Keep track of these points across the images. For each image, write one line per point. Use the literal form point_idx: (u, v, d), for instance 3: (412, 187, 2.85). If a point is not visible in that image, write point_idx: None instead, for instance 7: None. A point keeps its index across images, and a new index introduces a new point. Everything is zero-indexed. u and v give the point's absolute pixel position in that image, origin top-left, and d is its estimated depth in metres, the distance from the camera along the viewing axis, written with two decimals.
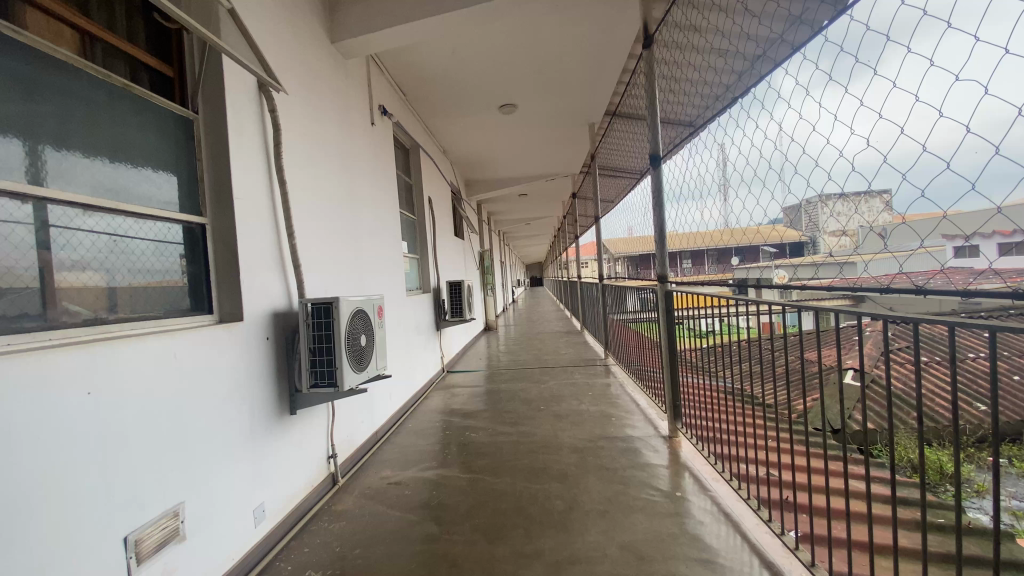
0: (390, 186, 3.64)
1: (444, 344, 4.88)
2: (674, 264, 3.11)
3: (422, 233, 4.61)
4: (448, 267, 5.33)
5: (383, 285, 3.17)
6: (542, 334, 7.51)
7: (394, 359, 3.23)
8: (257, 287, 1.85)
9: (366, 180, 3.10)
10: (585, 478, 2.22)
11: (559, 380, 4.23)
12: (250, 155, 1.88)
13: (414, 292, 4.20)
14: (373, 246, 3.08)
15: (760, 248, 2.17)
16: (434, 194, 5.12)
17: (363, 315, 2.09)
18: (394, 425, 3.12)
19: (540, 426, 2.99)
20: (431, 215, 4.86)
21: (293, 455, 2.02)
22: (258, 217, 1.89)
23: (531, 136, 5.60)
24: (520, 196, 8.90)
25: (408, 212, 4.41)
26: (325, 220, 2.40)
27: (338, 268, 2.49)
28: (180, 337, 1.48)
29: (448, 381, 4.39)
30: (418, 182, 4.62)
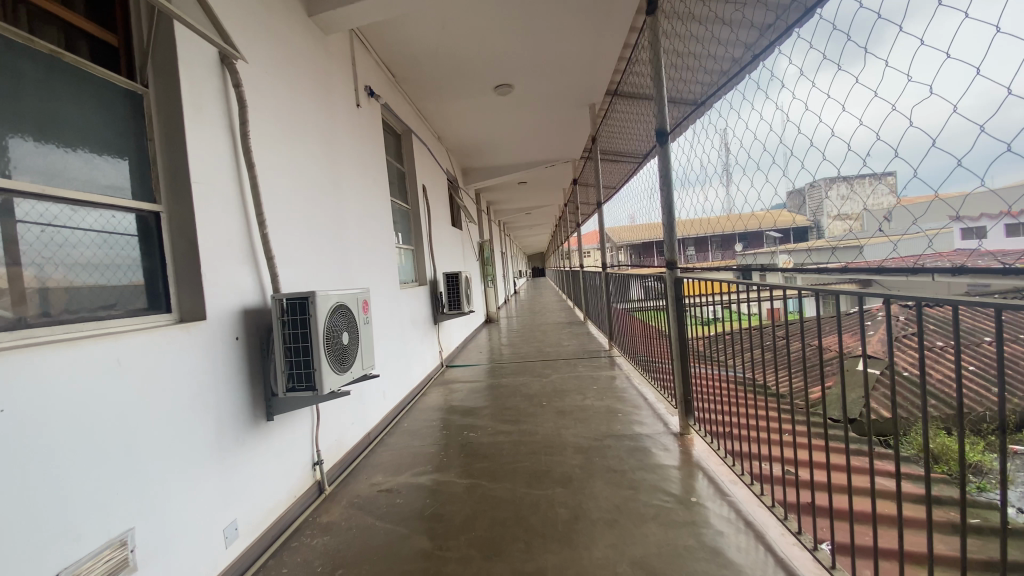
0: (379, 173, 3.43)
1: (443, 338, 4.70)
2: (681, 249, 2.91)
3: (416, 223, 4.41)
4: (445, 257, 5.13)
5: (373, 278, 2.97)
6: (546, 325, 7.32)
7: (387, 356, 3.04)
8: (224, 282, 1.67)
9: (352, 165, 2.89)
10: (591, 483, 2.04)
11: (563, 374, 4.04)
12: (211, 136, 1.69)
13: (409, 284, 4.01)
14: (360, 236, 2.87)
15: (759, 234, 2.01)
16: (429, 182, 4.91)
17: (343, 310, 1.90)
18: (388, 425, 2.94)
19: (543, 424, 2.80)
20: (426, 204, 4.65)
21: (273, 463, 1.86)
22: (222, 204, 1.70)
23: (529, 120, 5.38)
24: (520, 184, 8.67)
25: (400, 201, 4.21)
26: (303, 209, 2.20)
27: (319, 260, 2.29)
28: (128, 340, 1.30)
29: (447, 377, 4.22)
30: (411, 169, 4.40)
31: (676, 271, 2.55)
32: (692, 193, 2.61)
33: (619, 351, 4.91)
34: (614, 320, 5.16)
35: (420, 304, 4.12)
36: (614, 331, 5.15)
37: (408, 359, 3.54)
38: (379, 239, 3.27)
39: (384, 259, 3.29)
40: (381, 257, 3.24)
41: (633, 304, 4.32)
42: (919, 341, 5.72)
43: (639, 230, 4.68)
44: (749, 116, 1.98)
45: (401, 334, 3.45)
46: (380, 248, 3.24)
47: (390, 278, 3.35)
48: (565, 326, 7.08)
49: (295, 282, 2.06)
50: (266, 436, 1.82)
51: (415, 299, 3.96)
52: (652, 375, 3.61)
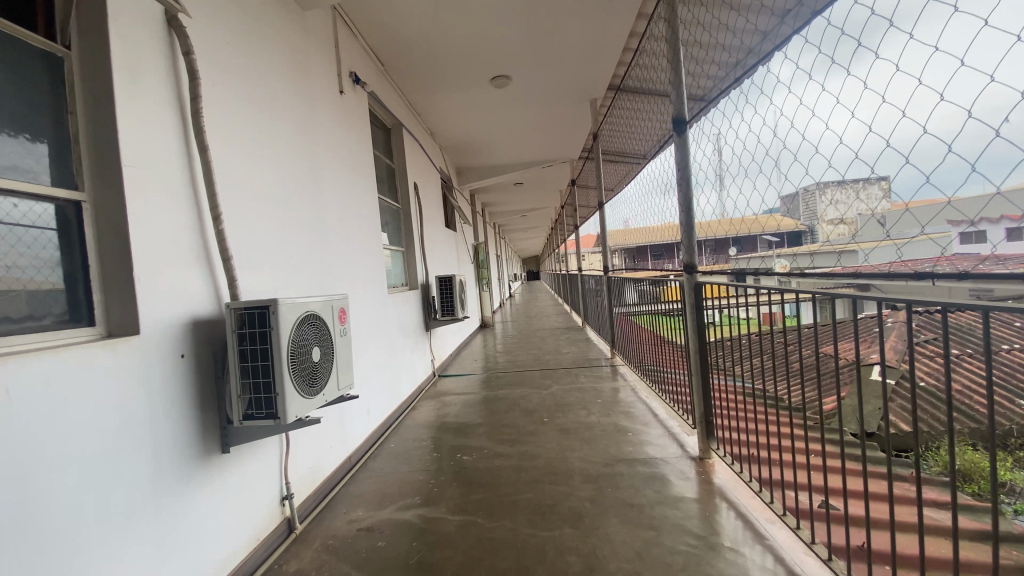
0: (365, 167, 3.14)
1: (435, 346, 4.40)
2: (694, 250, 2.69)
3: (406, 222, 4.11)
4: (438, 260, 4.83)
5: (355, 282, 2.66)
6: (543, 331, 7.03)
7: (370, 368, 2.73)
8: (166, 287, 1.38)
9: (333, 157, 2.59)
10: (605, 521, 1.76)
11: (563, 385, 3.76)
12: (153, 111, 1.39)
13: (398, 289, 3.72)
14: (341, 235, 2.57)
15: (758, 238, 1.97)
16: (421, 180, 4.62)
17: (314, 321, 1.61)
18: (373, 445, 2.65)
19: (545, 445, 2.51)
20: (418, 203, 4.35)
21: (232, 503, 1.56)
22: (166, 194, 1.41)
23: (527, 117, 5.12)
24: (516, 185, 8.39)
25: (390, 200, 3.92)
26: (269, 201, 1.89)
27: (287, 261, 1.98)
28: (24, 366, 0.99)
29: (439, 388, 3.92)
30: (401, 165, 4.11)
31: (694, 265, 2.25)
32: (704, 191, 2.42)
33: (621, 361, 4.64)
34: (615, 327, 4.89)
35: (410, 310, 3.82)
36: (616, 338, 4.89)
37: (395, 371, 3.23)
38: (365, 239, 2.97)
39: (369, 262, 2.99)
40: (366, 258, 2.94)
41: (636, 309, 4.07)
42: (929, 348, 5.49)
43: (641, 232, 4.41)
44: (751, 117, 1.95)
45: (388, 343, 3.13)
46: (365, 249, 2.93)
47: (376, 282, 3.05)
48: (562, 332, 6.79)
49: (256, 287, 1.75)
50: (219, 471, 1.52)
51: (404, 305, 3.66)
52: (661, 389, 3.33)
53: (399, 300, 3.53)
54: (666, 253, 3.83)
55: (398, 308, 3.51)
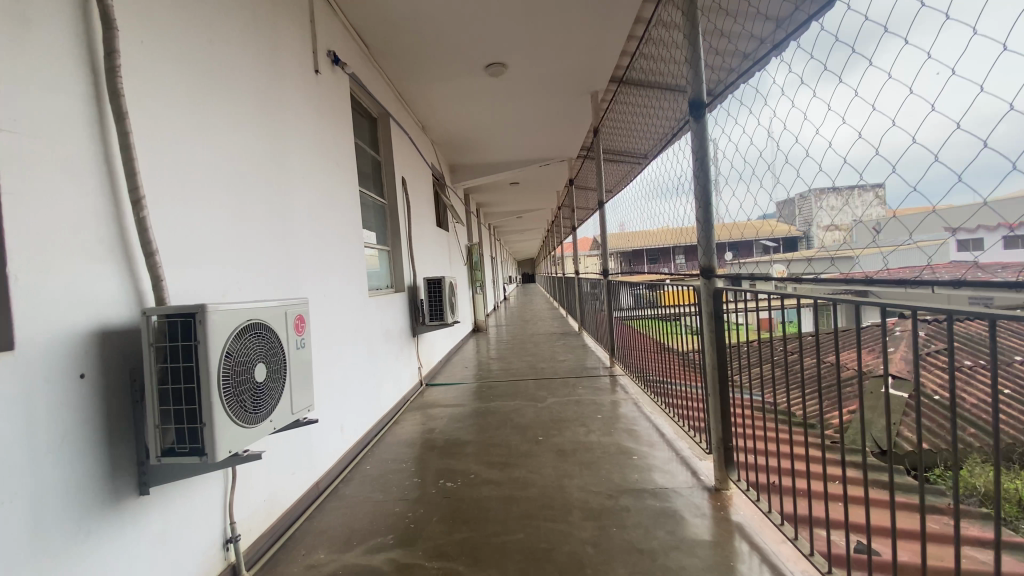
0: (345, 158, 2.84)
1: (422, 352, 4.10)
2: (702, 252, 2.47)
3: (392, 219, 3.80)
4: (427, 260, 4.53)
5: (326, 283, 2.35)
6: (538, 336, 6.74)
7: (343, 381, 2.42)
8: (55, 289, 1.06)
9: (304, 142, 2.29)
10: (610, 574, 1.47)
11: (560, 397, 3.47)
12: (50, 66, 1.10)
13: (381, 291, 3.41)
14: (310, 231, 2.27)
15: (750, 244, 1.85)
16: (410, 175, 4.32)
17: (259, 332, 1.32)
18: (346, 468, 2.36)
19: (540, 471, 2.22)
20: (406, 199, 4.05)
21: (153, 555, 1.27)
22: (64, 172, 1.11)
23: (523, 110, 4.85)
24: (512, 184, 8.10)
25: (374, 195, 3.62)
26: (213, 189, 1.59)
27: (234, 259, 1.67)
28: None
29: (426, 398, 3.62)
30: (388, 158, 3.81)
31: (712, 262, 1.94)
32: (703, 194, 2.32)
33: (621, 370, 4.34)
34: (614, 335, 4.60)
35: (395, 315, 3.51)
36: (615, 345, 4.61)
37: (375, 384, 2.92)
38: (342, 236, 2.67)
39: (346, 261, 2.68)
40: (342, 257, 2.63)
41: (636, 314, 3.81)
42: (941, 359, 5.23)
43: (643, 235, 4.13)
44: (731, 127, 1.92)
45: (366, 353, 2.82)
46: (341, 246, 2.63)
47: (353, 285, 2.75)
48: (558, 338, 6.50)
49: (192, 291, 1.45)
50: (132, 521, 1.21)
51: (388, 309, 3.36)
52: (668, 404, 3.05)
53: (381, 304, 3.21)
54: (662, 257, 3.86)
55: (381, 313, 3.20)
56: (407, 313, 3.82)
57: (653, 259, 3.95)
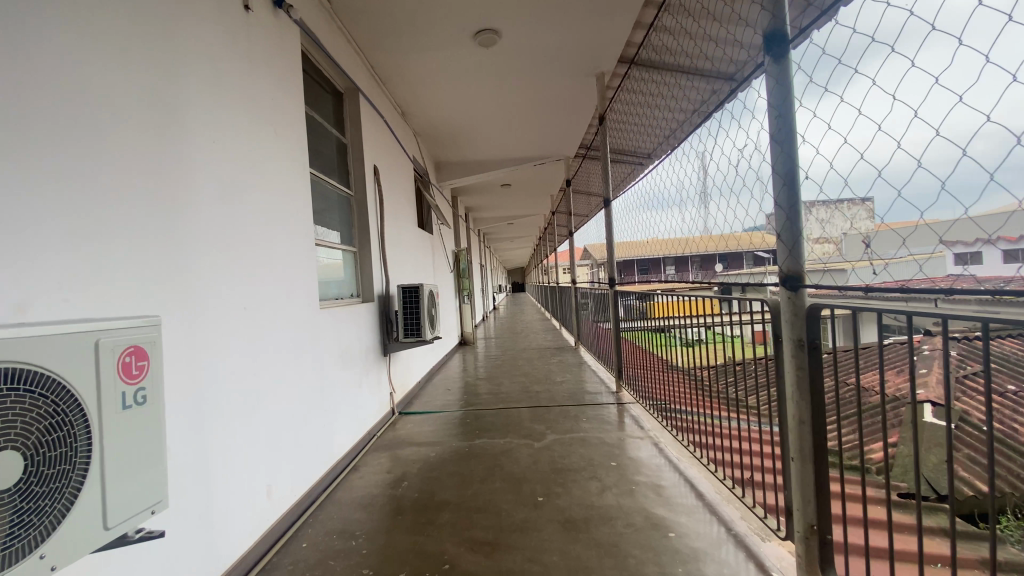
0: (292, 129, 2.20)
1: (395, 373, 3.41)
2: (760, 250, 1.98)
3: (360, 214, 3.14)
4: (404, 264, 3.87)
5: (242, 290, 1.68)
6: (531, 351, 6.07)
7: (259, 426, 1.74)
8: None
9: (220, 95, 1.65)
10: None
11: (562, 431, 2.82)
12: None
13: (340, 301, 2.75)
14: (219, 218, 1.59)
15: None
16: (385, 164, 3.66)
17: (26, 390, 0.69)
18: (268, 549, 1.69)
19: (542, 559, 1.57)
20: (379, 192, 3.40)
21: None
22: None
23: (519, 95, 4.26)
24: (503, 186, 7.47)
25: (337, 184, 2.97)
26: (1, 129, 0.93)
27: (50, 249, 1.00)
28: None
29: (396, 433, 2.94)
30: (355, 140, 3.16)
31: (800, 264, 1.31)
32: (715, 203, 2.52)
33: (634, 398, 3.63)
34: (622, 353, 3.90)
35: (359, 332, 2.84)
36: (622, 367, 3.96)
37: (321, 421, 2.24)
38: (278, 227, 2.00)
39: (282, 260, 2.01)
40: (276, 256, 1.96)
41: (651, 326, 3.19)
42: (979, 382, 4.66)
43: (650, 242, 3.66)
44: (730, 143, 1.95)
45: (307, 383, 2.13)
46: (276, 242, 1.96)
47: (294, 293, 2.09)
48: (553, 353, 5.85)
49: None
50: None
51: (348, 330, 2.68)
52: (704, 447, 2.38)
53: (336, 319, 2.52)
54: (650, 268, 3.98)
55: (337, 330, 2.52)
56: (376, 329, 3.13)
57: (643, 268, 3.95)
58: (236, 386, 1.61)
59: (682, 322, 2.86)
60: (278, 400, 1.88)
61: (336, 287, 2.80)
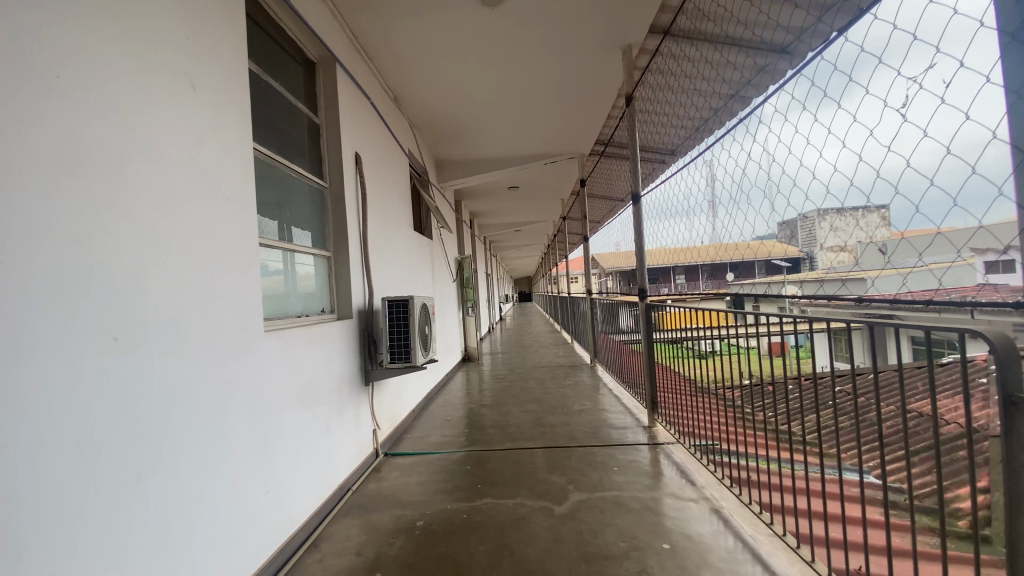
0: (226, 91, 1.62)
1: (380, 406, 2.79)
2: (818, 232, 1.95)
3: (337, 212, 2.55)
4: (395, 273, 3.27)
5: (92, 317, 1.07)
6: (541, 370, 5.44)
7: (118, 532, 1.10)
8: None
9: (60, 10, 1.04)
10: None
11: (589, 487, 2.18)
12: None
13: (302, 320, 2.13)
14: (42, 203, 0.98)
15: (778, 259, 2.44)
16: (372, 155, 3.08)
17: None
18: None
19: None
20: (364, 187, 2.81)
21: None
22: None
23: (530, 75, 3.65)
24: (511, 189, 6.88)
25: (307, 173, 2.38)
26: None
27: None
28: None
29: (376, 488, 2.32)
30: (331, 121, 2.57)
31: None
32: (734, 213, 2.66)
33: (673, 437, 2.88)
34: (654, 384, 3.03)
35: (326, 359, 2.21)
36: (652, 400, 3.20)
37: (253, 492, 1.60)
38: (187, 224, 1.39)
39: (190, 270, 1.40)
40: (181, 264, 1.36)
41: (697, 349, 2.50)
42: None
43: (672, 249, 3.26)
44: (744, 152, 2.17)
45: (225, 445, 1.49)
46: (178, 244, 1.35)
47: (211, 314, 1.48)
48: (566, 372, 5.22)
49: None
50: None
51: (308, 360, 2.04)
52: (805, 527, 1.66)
53: (286, 347, 1.88)
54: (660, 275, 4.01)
55: (287, 362, 1.88)
56: (355, 352, 2.52)
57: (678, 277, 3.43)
58: (61, 479, 0.99)
59: (692, 335, 2.68)
60: (163, 483, 1.24)
61: (298, 302, 2.18)
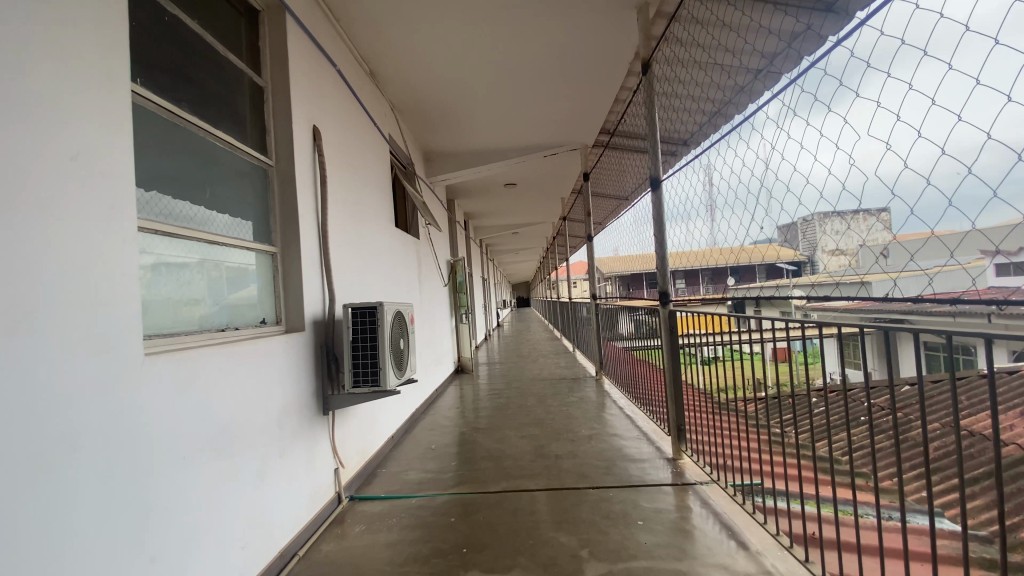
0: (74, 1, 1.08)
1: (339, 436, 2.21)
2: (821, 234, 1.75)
3: (287, 197, 2.01)
4: (371, 274, 2.72)
5: None
6: (542, 383, 4.91)
7: None
8: None
9: None
10: None
11: (608, 555, 1.65)
12: None
13: (219, 335, 1.57)
14: None
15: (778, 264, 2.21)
16: (339, 133, 2.55)
17: None
18: None
19: None
20: (325, 169, 2.27)
21: None
22: None
23: (528, 44, 3.12)
24: (508, 186, 6.36)
25: (244, 147, 1.84)
26: None
27: None
28: None
29: (329, 553, 1.77)
30: (278, 84, 2.04)
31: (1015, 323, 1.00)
32: (733, 215, 2.38)
33: (706, 474, 2.30)
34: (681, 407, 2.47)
35: (258, 388, 1.65)
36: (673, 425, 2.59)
37: None
38: None
39: None
40: None
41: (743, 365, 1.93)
42: None
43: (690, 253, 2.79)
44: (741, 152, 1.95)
45: (85, 532, 1.02)
46: None
47: (31, 337, 0.94)
48: (571, 386, 4.68)
49: None
50: None
51: (225, 393, 1.49)
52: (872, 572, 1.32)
53: (186, 378, 1.33)
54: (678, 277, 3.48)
55: (184, 401, 1.32)
56: (308, 375, 1.97)
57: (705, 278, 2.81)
58: None
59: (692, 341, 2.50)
60: None
61: (221, 312, 1.64)
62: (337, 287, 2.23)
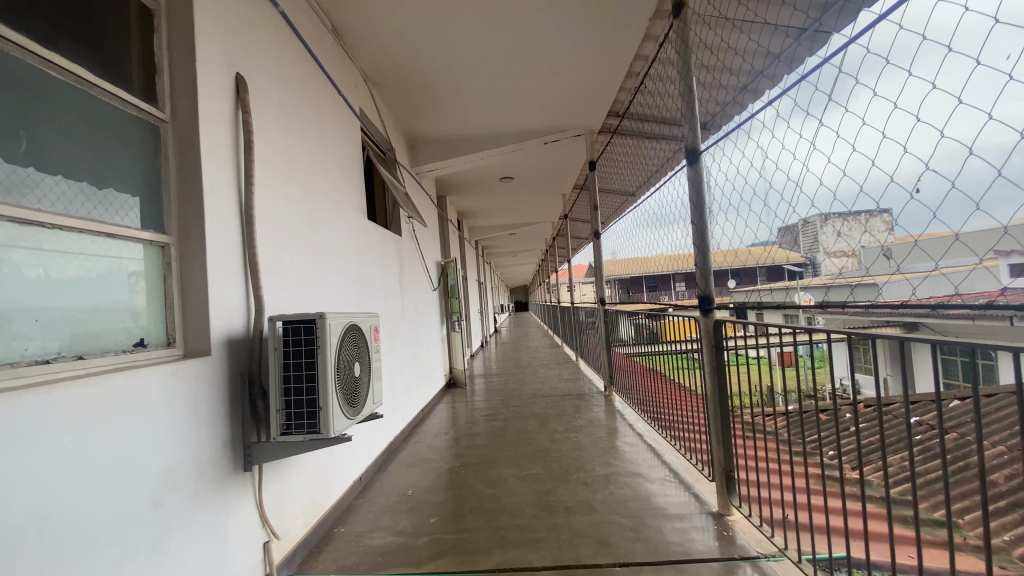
0: None
1: (266, 492, 1.58)
2: (810, 232, 1.50)
3: (186, 170, 1.41)
4: (327, 275, 2.12)
5: None
6: (544, 399, 4.30)
7: None
8: None
9: None
10: None
11: None
12: None
13: (33, 373, 0.98)
14: None
15: (761, 271, 1.85)
16: (285, 91, 1.93)
17: None
18: None
19: None
20: (254, 133, 1.65)
21: None
22: None
23: None
24: (502, 180, 5.77)
25: (112, 93, 1.25)
26: None
27: None
28: None
29: None
30: (176, 7, 1.43)
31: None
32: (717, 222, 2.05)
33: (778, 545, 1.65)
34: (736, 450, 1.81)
35: (102, 457, 1.04)
36: (722, 469, 1.91)
37: None
38: None
39: None
40: None
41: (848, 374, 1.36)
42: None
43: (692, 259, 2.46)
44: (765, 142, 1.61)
45: None
46: None
47: None
48: (577, 403, 4.08)
49: None
50: None
51: (20, 472, 0.89)
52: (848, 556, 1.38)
53: None
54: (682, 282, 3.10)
55: None
56: (211, 420, 1.36)
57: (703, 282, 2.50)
58: None
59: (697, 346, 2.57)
60: None
61: (41, 335, 1.02)
62: (265, 293, 1.63)
